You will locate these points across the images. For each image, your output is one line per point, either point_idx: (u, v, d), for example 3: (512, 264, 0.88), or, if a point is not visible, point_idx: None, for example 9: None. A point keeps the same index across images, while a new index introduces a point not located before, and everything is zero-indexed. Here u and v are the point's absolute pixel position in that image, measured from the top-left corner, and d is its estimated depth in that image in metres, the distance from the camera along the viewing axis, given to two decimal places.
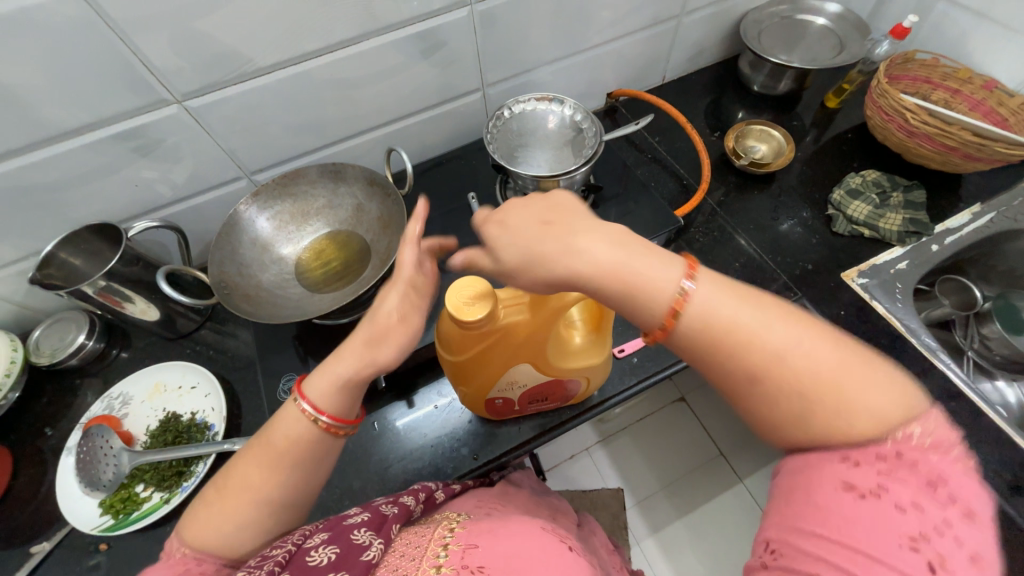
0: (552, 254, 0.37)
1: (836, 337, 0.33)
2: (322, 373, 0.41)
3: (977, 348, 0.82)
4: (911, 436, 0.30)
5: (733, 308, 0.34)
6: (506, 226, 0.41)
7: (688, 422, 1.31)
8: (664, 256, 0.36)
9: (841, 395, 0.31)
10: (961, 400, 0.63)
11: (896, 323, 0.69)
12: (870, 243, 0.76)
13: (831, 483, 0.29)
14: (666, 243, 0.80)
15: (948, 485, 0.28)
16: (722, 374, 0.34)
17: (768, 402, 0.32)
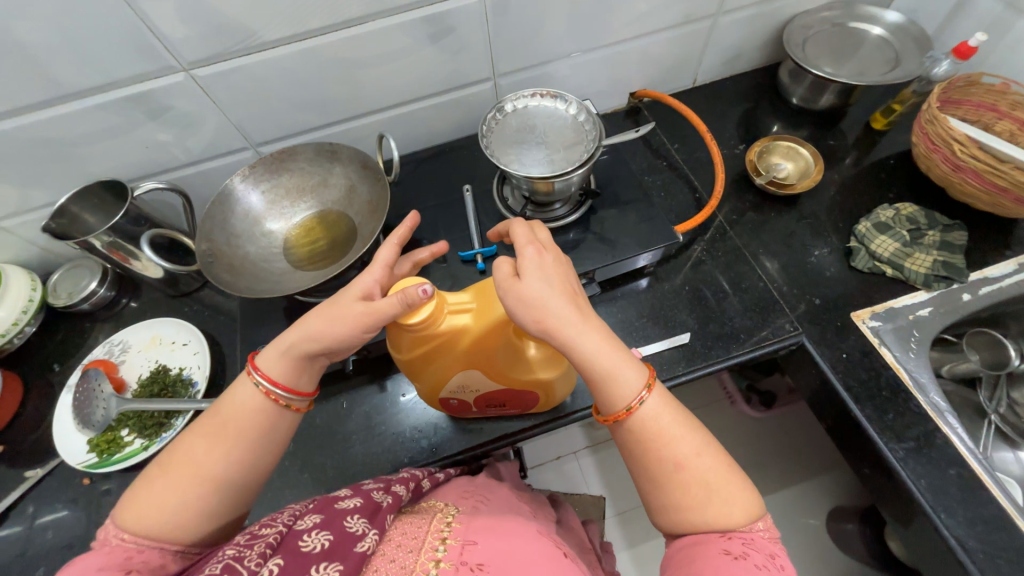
0: (555, 324, 0.45)
1: (724, 453, 0.46)
2: (273, 347, 0.47)
3: (1003, 413, 0.74)
4: (762, 530, 0.43)
5: (669, 419, 0.45)
6: (537, 266, 0.47)
7: None
8: (634, 363, 0.46)
9: (724, 494, 0.43)
10: (962, 468, 0.57)
11: (904, 375, 0.63)
12: (892, 283, 0.70)
13: (716, 550, 0.41)
14: (664, 258, 0.76)
15: (781, 557, 0.41)
16: (647, 461, 0.45)
17: (679, 489, 0.44)
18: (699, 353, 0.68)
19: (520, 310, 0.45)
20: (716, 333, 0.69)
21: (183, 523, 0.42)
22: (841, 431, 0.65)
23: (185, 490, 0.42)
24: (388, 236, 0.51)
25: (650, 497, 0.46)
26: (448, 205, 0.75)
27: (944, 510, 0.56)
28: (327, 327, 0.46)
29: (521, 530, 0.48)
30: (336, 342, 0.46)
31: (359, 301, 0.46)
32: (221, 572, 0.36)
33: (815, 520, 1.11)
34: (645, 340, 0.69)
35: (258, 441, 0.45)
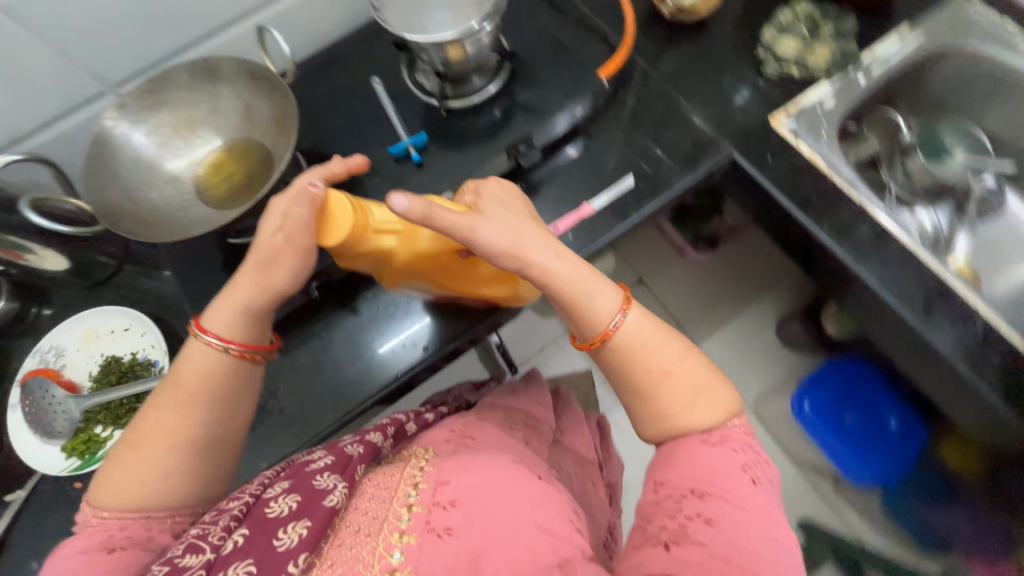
0: (531, 253, 0.49)
1: (707, 365, 0.49)
2: (218, 307, 0.47)
3: (901, 182, 0.83)
4: (738, 425, 0.47)
5: (651, 334, 0.49)
6: (500, 207, 0.51)
7: (646, 303, 1.39)
8: (608, 287, 0.50)
9: (707, 394, 0.47)
10: (874, 226, 0.67)
11: (821, 163, 0.70)
12: (799, 83, 0.74)
13: (697, 444, 0.45)
14: (596, 111, 0.75)
15: (753, 445, 0.46)
16: (632, 377, 0.48)
17: (666, 395, 0.47)
18: (646, 193, 0.71)
19: (497, 236, 0.48)
20: (656, 170, 0.72)
21: (163, 490, 0.43)
22: (777, 228, 0.72)
23: (158, 461, 0.43)
24: (314, 169, 0.50)
25: (635, 408, 0.49)
26: (361, 107, 0.69)
27: (864, 262, 0.65)
28: (263, 263, 0.47)
29: (494, 459, 0.50)
30: (278, 286, 0.48)
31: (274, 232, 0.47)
32: (186, 549, 0.39)
33: (769, 331, 1.28)
34: (594, 193, 0.71)
35: (219, 402, 0.46)
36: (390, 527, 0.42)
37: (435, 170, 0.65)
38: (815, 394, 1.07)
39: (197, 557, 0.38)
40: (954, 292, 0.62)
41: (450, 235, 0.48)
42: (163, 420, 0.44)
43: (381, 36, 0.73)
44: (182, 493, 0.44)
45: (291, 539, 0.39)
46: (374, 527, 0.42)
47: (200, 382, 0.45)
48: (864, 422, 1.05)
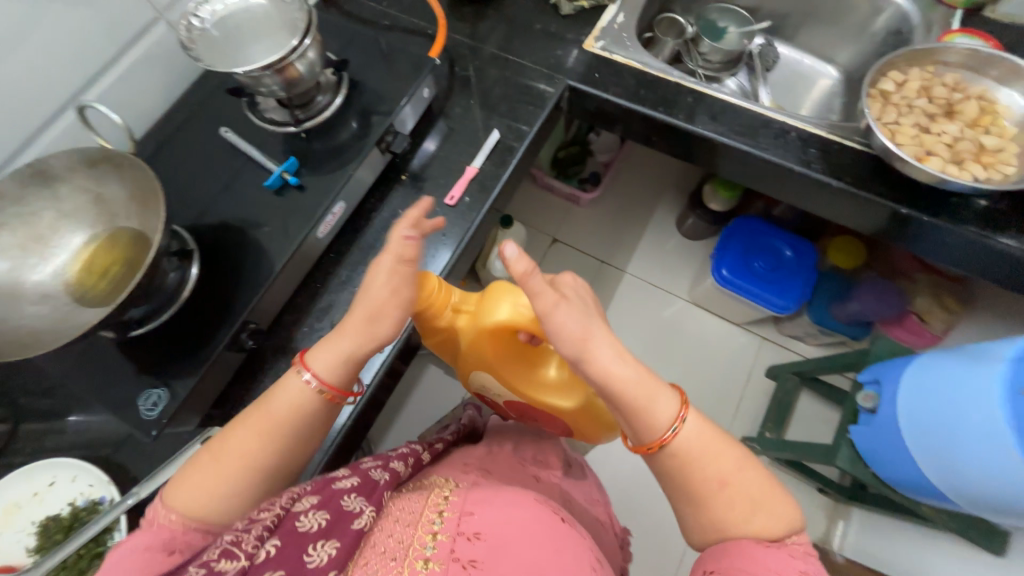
0: (596, 348, 0.50)
1: (769, 482, 0.50)
2: (328, 347, 0.49)
3: (703, 65, 1.00)
4: (799, 543, 0.48)
5: (709, 443, 0.49)
6: (563, 312, 0.50)
7: (568, 254, 1.51)
8: (667, 394, 0.50)
9: (767, 504, 0.48)
10: (694, 93, 0.80)
11: (635, 64, 0.83)
12: (593, 11, 0.87)
13: (753, 545, 0.46)
14: (444, 89, 0.82)
15: (816, 564, 0.47)
16: (682, 480, 0.50)
17: (724, 503, 0.48)
18: (513, 140, 0.78)
19: (571, 322, 0.50)
20: (513, 119, 0.80)
21: (228, 508, 0.45)
22: (629, 129, 0.84)
23: (232, 482, 0.45)
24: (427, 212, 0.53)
25: (688, 513, 0.50)
26: (220, 161, 0.69)
27: (698, 122, 0.77)
28: (367, 325, 0.49)
29: (516, 496, 0.52)
30: (376, 343, 0.50)
31: (384, 287, 0.49)
32: (221, 555, 0.39)
33: None
34: (471, 157, 0.77)
35: (297, 441, 0.48)
36: (415, 553, 0.43)
37: (318, 186, 0.67)
38: (727, 258, 1.22)
39: (231, 563, 0.39)
40: (767, 117, 0.76)
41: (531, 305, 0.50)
42: (247, 445, 0.46)
43: (212, 92, 0.73)
44: (242, 512, 0.46)
45: (320, 557, 0.41)
46: (400, 552, 0.43)
47: (287, 413, 0.47)
48: (770, 265, 1.21)
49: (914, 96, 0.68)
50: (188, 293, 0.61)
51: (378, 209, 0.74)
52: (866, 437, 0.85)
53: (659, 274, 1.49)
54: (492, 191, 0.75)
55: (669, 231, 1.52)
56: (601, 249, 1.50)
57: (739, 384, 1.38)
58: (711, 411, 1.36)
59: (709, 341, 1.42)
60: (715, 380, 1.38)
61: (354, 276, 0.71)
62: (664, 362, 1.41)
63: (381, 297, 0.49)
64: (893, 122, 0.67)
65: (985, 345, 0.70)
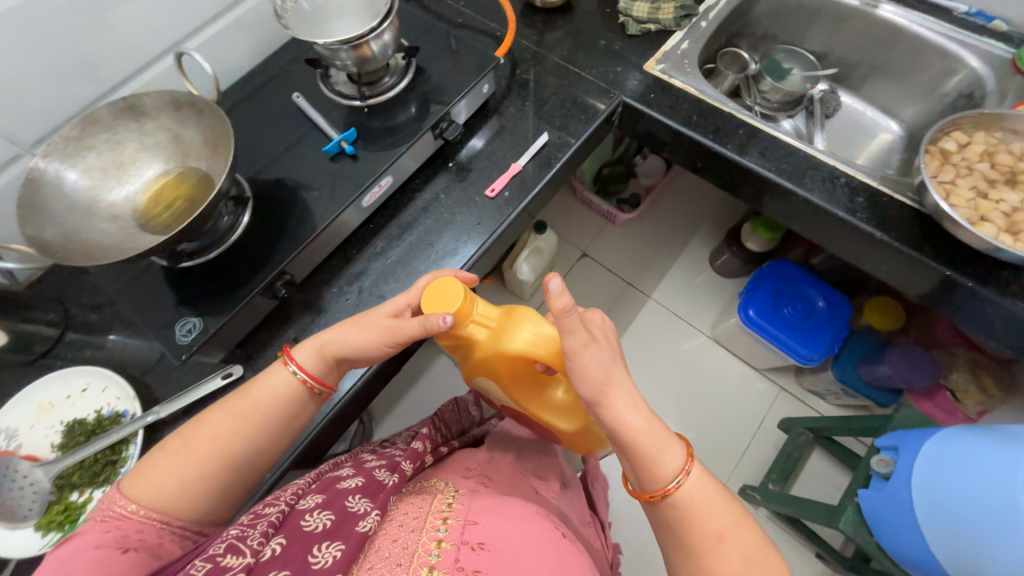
0: (613, 392, 0.54)
1: (763, 543, 0.51)
2: (310, 344, 0.56)
3: (761, 103, 1.00)
4: None
5: (709, 497, 0.52)
6: (589, 353, 0.54)
7: (595, 270, 1.51)
8: (674, 445, 0.53)
9: (761, 566, 0.50)
10: (746, 126, 0.80)
11: (692, 90, 0.84)
12: (658, 35, 0.89)
13: None
14: (501, 88, 0.85)
15: None
16: (681, 531, 0.51)
17: (720, 561, 0.49)
18: (561, 145, 0.81)
19: (594, 365, 0.53)
20: (564, 125, 0.82)
21: (191, 498, 0.48)
22: (675, 152, 0.85)
23: (201, 466, 0.49)
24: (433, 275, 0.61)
25: (682, 562, 0.52)
26: (286, 123, 0.74)
27: (747, 153, 0.77)
28: (353, 341, 0.56)
29: (522, 512, 0.56)
30: (361, 351, 0.57)
31: (387, 316, 0.57)
32: (228, 550, 0.42)
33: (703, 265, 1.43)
34: (517, 154, 0.80)
35: (271, 431, 0.52)
36: (421, 559, 0.47)
37: (370, 159, 0.71)
38: (755, 299, 1.20)
39: (237, 558, 0.42)
40: (817, 159, 0.76)
41: (563, 338, 0.54)
42: (222, 430, 0.50)
43: (290, 60, 0.79)
44: (203, 506, 0.49)
45: (326, 559, 0.43)
46: (406, 557, 0.48)
47: (264, 402, 0.53)
48: (800, 312, 1.18)
49: (975, 159, 0.66)
50: (235, 238, 0.66)
51: (421, 190, 0.78)
52: (873, 502, 0.81)
53: (684, 306, 1.47)
54: (531, 189, 0.77)
55: (701, 264, 1.50)
56: (628, 272, 1.50)
57: (749, 430, 1.34)
58: (714, 452, 1.32)
59: (724, 381, 1.39)
60: (724, 421, 1.35)
61: (387, 248, 0.74)
62: (674, 394, 1.39)
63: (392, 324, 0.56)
64: (949, 181, 0.65)
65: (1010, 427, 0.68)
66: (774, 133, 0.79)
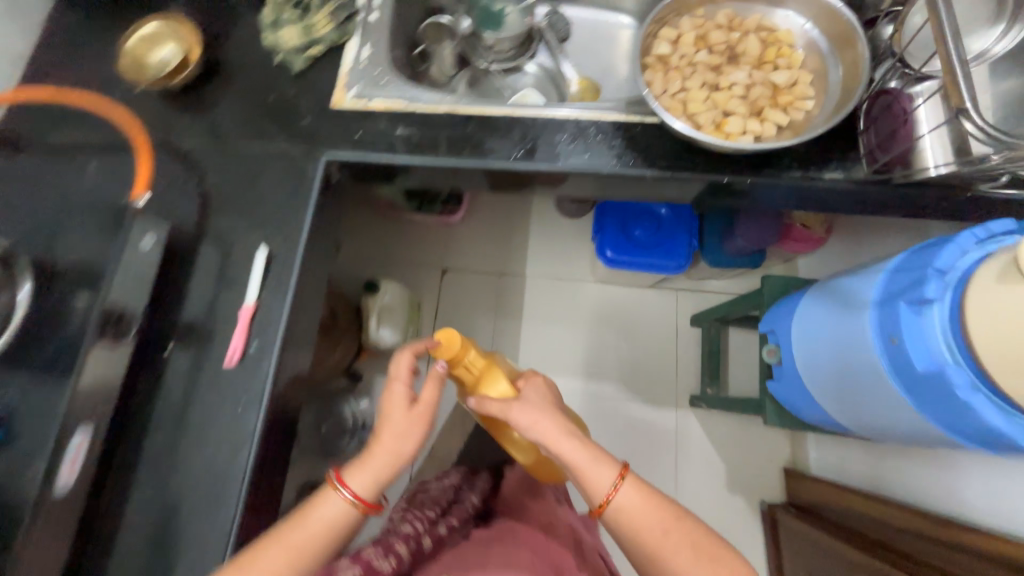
0: (547, 431, 0.59)
1: (708, 529, 0.56)
2: (362, 471, 0.58)
3: (496, 57, 0.90)
4: None
5: (644, 505, 0.56)
6: (525, 422, 0.60)
7: (461, 281, 1.40)
8: (609, 462, 0.58)
9: (709, 552, 0.55)
10: (474, 118, 0.67)
11: (398, 104, 0.68)
12: (330, 53, 0.71)
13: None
14: (179, 218, 0.65)
15: None
16: (626, 537, 0.56)
17: (671, 553, 0.54)
18: (287, 251, 0.64)
19: (523, 420, 0.60)
20: (280, 223, 0.65)
21: None
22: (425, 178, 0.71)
23: None
24: (404, 350, 0.65)
25: (637, 559, 0.57)
26: None
27: (488, 149, 0.65)
28: (397, 451, 0.59)
29: None
30: (402, 453, 0.60)
31: (414, 405, 0.62)
32: None
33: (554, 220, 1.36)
34: (244, 289, 0.62)
35: (319, 560, 0.55)
36: None
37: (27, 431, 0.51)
38: (607, 238, 1.14)
39: None
40: (558, 117, 0.65)
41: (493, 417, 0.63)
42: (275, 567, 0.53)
43: None
44: None
45: None
46: None
47: (316, 533, 0.55)
48: (651, 229, 1.15)
49: (692, 50, 0.62)
50: None
51: (150, 402, 0.59)
52: (783, 392, 0.80)
53: (559, 267, 1.40)
54: (281, 324, 0.61)
55: (553, 218, 1.42)
56: (493, 264, 1.41)
57: (671, 343, 1.35)
58: (653, 381, 1.33)
59: (629, 315, 1.37)
60: (647, 349, 1.35)
61: (148, 499, 0.56)
62: (595, 353, 1.35)
63: (417, 409, 0.62)
64: (679, 90, 0.60)
65: (848, 282, 0.66)
66: (502, 108, 0.67)
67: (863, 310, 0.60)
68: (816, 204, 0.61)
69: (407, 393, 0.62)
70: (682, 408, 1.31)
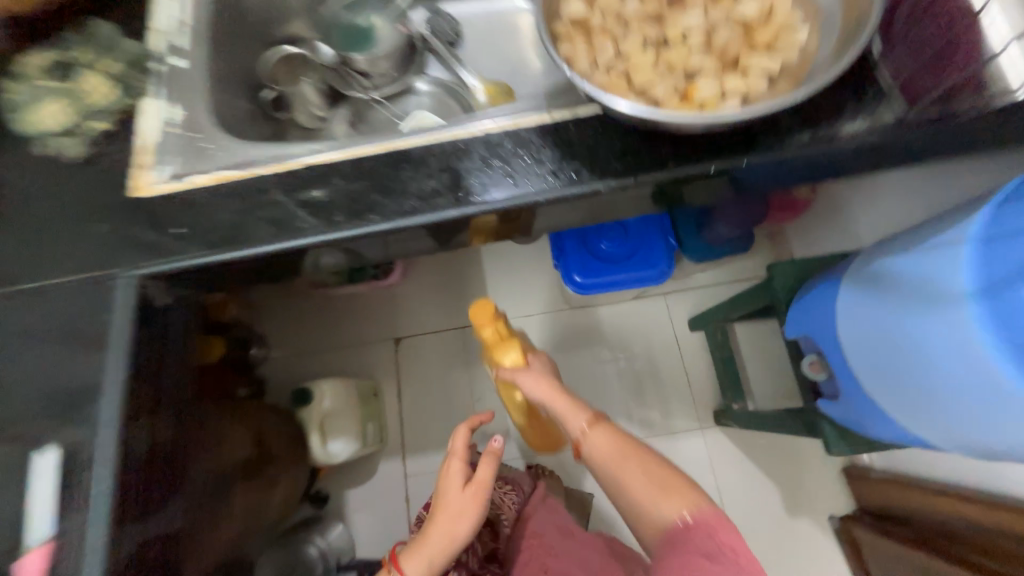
0: (525, 381, 0.69)
1: (657, 460, 0.56)
2: (415, 554, 0.65)
3: (374, 84, 0.71)
4: (703, 511, 0.51)
5: (607, 445, 0.57)
6: (529, 381, 0.68)
7: (419, 349, 1.17)
8: (576, 401, 0.63)
9: (667, 485, 0.53)
10: (339, 168, 0.46)
11: (230, 173, 0.47)
12: (116, 129, 0.49)
13: (681, 528, 0.50)
14: None
15: (718, 531, 0.49)
16: (603, 480, 0.58)
17: (626, 473, 0.55)
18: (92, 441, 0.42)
19: (528, 386, 0.68)
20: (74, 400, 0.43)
21: None
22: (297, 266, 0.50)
23: None
24: (467, 419, 0.78)
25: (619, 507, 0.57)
26: None
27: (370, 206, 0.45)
28: (453, 522, 0.66)
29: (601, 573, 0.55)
30: (463, 523, 0.67)
31: (462, 472, 0.70)
32: None
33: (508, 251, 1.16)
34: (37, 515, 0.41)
35: None
36: None
37: None
38: (572, 260, 0.95)
39: None
40: (454, 141, 0.45)
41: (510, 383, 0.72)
42: None
43: None
44: None
45: None
46: None
47: None
48: (619, 240, 0.95)
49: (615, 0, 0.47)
50: None
51: None
52: (843, 412, 0.61)
53: (528, 303, 1.19)
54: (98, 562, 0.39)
55: (507, 249, 1.22)
56: (452, 318, 1.19)
57: (676, 357, 1.15)
58: (670, 407, 1.12)
59: (621, 337, 1.17)
60: (653, 371, 1.14)
61: None
62: (596, 392, 1.13)
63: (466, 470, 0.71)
64: (614, 57, 0.45)
65: (910, 263, 0.48)
66: (378, 144, 0.47)
67: (955, 302, 0.43)
68: (830, 169, 0.46)
69: (463, 466, 0.71)
70: (709, 429, 1.11)
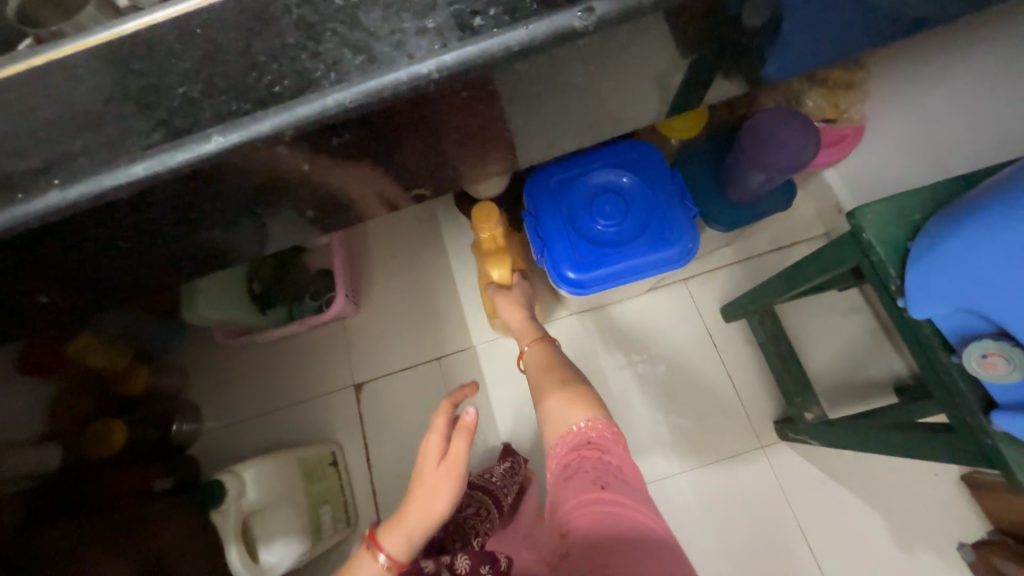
0: (501, 302, 0.73)
1: (566, 373, 0.54)
2: (392, 527, 0.47)
3: None
4: (604, 428, 0.45)
5: (548, 359, 0.59)
6: (504, 296, 0.73)
7: (386, 392, 0.91)
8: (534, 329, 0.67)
9: (572, 393, 0.50)
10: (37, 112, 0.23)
11: None
12: None
13: (574, 440, 0.45)
14: None
15: (604, 448, 0.43)
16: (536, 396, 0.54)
17: (543, 385, 0.54)
18: None
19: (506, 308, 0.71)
20: None
21: None
22: None
23: None
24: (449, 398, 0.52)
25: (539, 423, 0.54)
26: None
27: (137, 151, 0.23)
28: (428, 506, 0.46)
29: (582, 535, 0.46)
30: (442, 508, 0.47)
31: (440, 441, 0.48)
32: None
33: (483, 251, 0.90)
34: None
35: None
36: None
37: None
38: (559, 252, 0.70)
39: None
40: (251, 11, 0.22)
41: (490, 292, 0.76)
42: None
43: None
44: None
45: None
46: None
47: None
48: (616, 216, 0.71)
49: None
50: None
51: None
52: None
53: None
54: None
55: None
56: (424, 347, 0.93)
57: (715, 357, 0.89)
58: (717, 423, 0.86)
59: (643, 341, 0.90)
60: (689, 380, 0.88)
61: None
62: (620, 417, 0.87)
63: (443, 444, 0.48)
64: None
65: None
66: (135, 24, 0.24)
67: None
68: None
69: (443, 438, 0.48)
70: (773, 446, 0.85)
